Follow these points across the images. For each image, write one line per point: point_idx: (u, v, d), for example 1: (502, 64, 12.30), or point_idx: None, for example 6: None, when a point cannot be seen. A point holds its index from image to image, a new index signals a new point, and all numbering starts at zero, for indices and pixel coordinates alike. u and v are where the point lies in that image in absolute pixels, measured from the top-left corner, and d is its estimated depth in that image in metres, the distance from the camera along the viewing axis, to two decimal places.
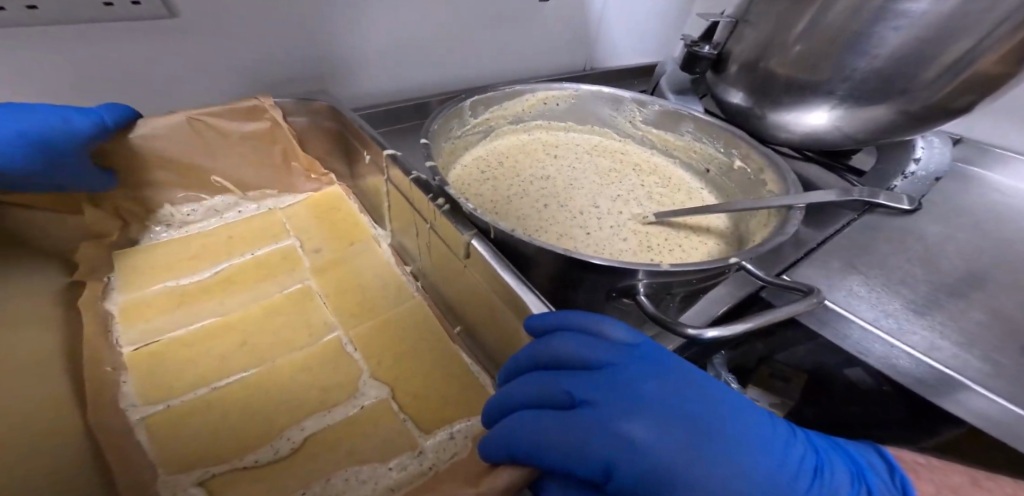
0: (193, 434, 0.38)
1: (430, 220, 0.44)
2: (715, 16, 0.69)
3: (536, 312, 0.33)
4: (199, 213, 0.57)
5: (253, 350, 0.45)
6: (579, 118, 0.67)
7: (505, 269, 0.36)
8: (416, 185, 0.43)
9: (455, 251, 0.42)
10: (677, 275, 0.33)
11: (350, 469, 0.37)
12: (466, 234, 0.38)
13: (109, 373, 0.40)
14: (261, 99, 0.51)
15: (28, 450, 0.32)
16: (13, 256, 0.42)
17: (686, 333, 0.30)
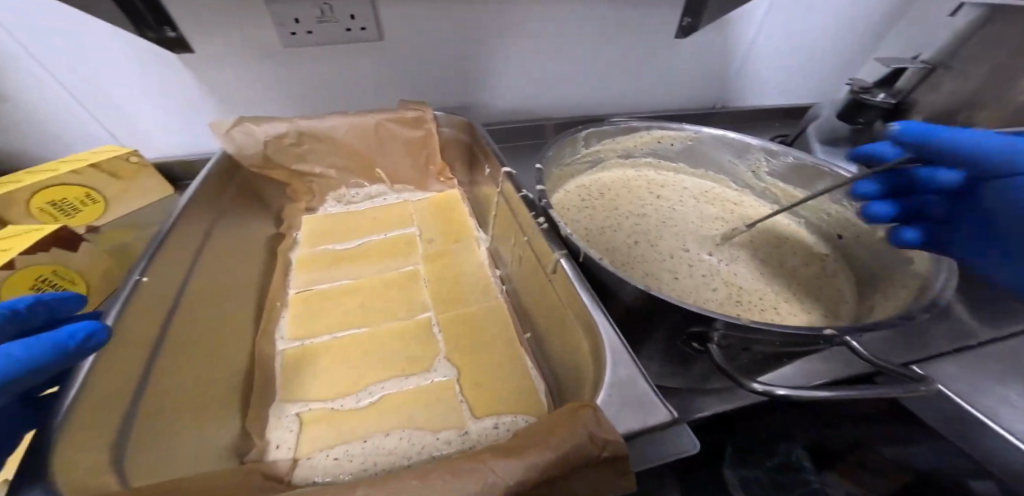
0: (311, 368, 0.51)
1: (528, 233, 0.46)
2: (902, 59, 0.60)
3: (607, 342, 0.33)
4: (360, 196, 0.73)
5: (369, 311, 0.58)
6: (693, 160, 0.65)
7: (584, 289, 0.36)
8: (523, 202, 0.47)
9: (544, 265, 0.43)
10: (760, 334, 0.30)
11: (406, 431, 0.46)
12: (556, 252, 0.39)
13: (277, 306, 0.56)
14: (423, 110, 0.64)
15: (226, 345, 0.47)
16: (249, 209, 0.62)
17: (755, 388, 0.29)
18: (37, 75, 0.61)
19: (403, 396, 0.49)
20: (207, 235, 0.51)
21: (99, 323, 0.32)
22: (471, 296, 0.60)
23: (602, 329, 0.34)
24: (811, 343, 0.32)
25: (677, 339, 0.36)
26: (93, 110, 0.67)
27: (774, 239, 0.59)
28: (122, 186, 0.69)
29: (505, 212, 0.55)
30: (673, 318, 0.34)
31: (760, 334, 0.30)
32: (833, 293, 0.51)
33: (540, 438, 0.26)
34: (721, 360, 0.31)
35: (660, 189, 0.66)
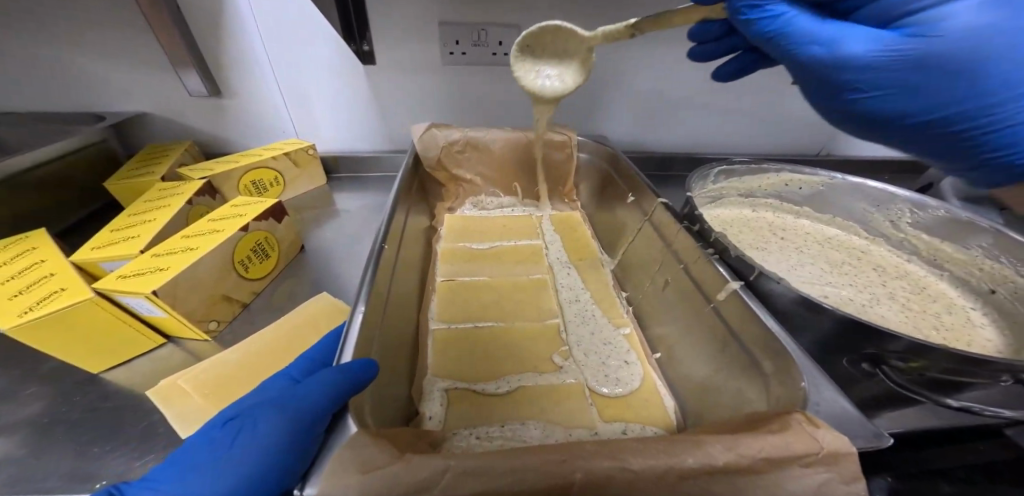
0: (452, 355, 0.56)
1: (688, 261, 0.51)
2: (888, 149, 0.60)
3: (797, 360, 0.34)
4: (495, 204, 0.85)
5: (505, 305, 0.65)
6: (821, 206, 0.68)
7: (769, 317, 0.38)
8: (687, 233, 0.52)
9: (706, 295, 0.47)
10: (939, 360, 0.33)
11: (541, 422, 0.49)
12: (732, 282, 0.42)
13: (427, 293, 0.64)
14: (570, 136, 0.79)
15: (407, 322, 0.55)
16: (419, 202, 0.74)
17: (947, 403, 0.36)
18: (270, 81, 0.80)
19: (539, 386, 0.53)
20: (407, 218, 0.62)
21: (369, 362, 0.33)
22: (591, 316, 0.63)
23: (794, 354, 0.34)
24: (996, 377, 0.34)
25: (845, 360, 0.40)
26: (291, 111, 0.85)
27: (911, 286, 0.58)
28: (297, 173, 0.83)
29: (650, 236, 0.61)
30: (851, 333, 0.37)
31: (945, 360, 0.33)
32: (984, 338, 0.49)
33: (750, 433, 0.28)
34: (902, 384, 0.37)
35: (784, 228, 0.68)
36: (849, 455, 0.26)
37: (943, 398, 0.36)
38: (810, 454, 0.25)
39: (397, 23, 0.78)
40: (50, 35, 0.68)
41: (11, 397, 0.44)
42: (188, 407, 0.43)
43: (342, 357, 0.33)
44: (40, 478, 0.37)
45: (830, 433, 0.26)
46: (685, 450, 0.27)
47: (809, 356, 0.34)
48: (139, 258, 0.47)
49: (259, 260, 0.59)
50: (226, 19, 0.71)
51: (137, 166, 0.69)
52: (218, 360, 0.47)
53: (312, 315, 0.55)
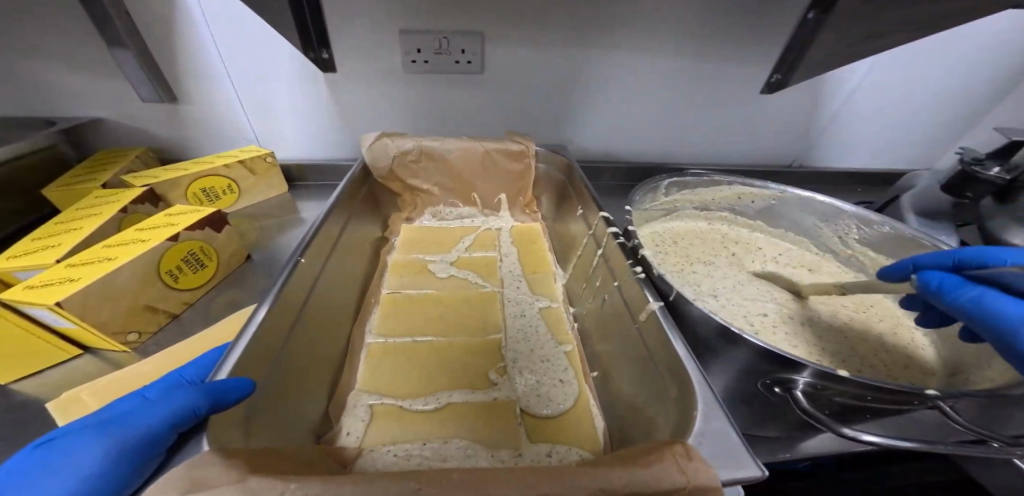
0: (385, 369, 0.55)
1: (620, 278, 0.49)
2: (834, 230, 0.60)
3: (697, 387, 0.32)
4: (453, 214, 0.84)
5: (449, 318, 0.64)
6: (773, 219, 0.66)
7: (679, 340, 0.37)
8: (620, 249, 0.50)
9: (632, 314, 0.45)
10: (845, 386, 0.32)
11: (465, 442, 0.47)
12: (652, 302, 0.41)
13: (368, 305, 0.63)
14: (527, 145, 0.78)
15: (336, 336, 0.53)
16: (369, 213, 0.73)
17: (843, 434, 0.31)
18: (226, 89, 0.79)
19: (470, 403, 0.52)
20: (345, 228, 0.60)
21: (244, 380, 0.31)
22: (534, 331, 0.62)
23: (694, 380, 0.33)
24: (901, 405, 0.33)
25: (758, 383, 0.38)
26: (251, 119, 0.85)
27: (853, 305, 0.57)
28: (253, 181, 0.83)
29: (593, 250, 0.59)
30: (762, 358, 0.36)
31: (850, 385, 0.32)
32: (918, 360, 0.48)
33: (620, 465, 0.26)
34: (807, 409, 0.34)
35: (736, 244, 0.67)
36: (713, 488, 0.24)
37: (841, 428, 0.31)
38: (671, 489, 0.24)
39: (358, 31, 0.78)
40: (2, 41, 0.68)
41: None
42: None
43: (216, 375, 0.32)
44: None
45: (699, 466, 0.25)
46: (550, 480, 0.25)
47: (710, 382, 0.33)
48: (54, 267, 0.47)
49: (192, 270, 0.58)
50: (179, 26, 0.71)
51: (82, 173, 0.68)
52: (131, 373, 0.46)
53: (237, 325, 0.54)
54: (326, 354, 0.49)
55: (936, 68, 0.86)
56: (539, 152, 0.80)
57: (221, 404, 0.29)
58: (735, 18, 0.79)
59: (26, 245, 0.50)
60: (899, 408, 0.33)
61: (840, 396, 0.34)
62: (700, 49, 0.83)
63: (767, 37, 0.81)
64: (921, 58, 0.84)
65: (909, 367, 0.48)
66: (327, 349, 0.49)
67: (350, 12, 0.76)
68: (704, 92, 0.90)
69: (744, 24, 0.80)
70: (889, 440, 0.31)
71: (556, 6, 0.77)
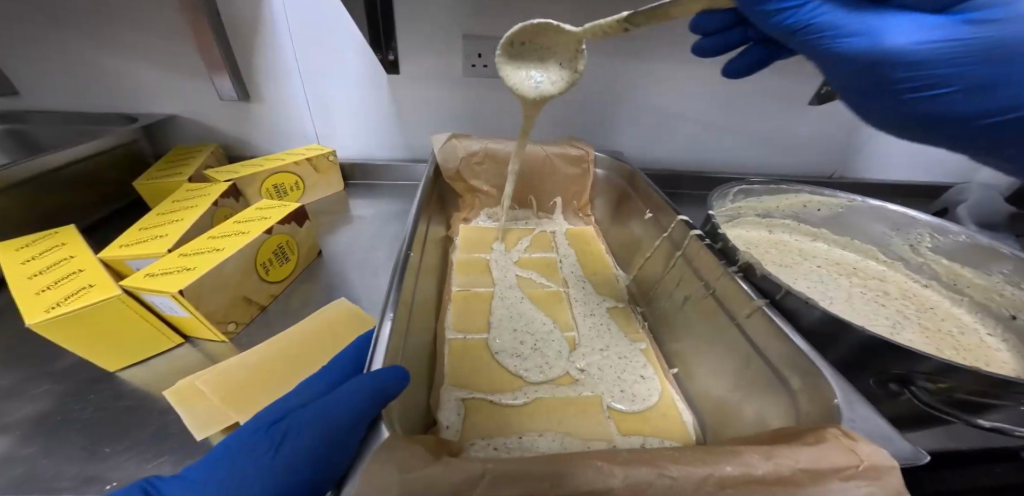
0: (470, 364, 0.56)
1: (710, 279, 0.51)
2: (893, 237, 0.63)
3: (831, 379, 0.33)
4: (509, 216, 0.86)
5: (520, 315, 0.65)
6: (838, 227, 0.68)
7: (796, 335, 0.38)
8: (708, 251, 0.52)
9: (728, 312, 0.47)
10: (971, 382, 0.34)
11: (558, 435, 0.48)
12: (757, 300, 0.43)
13: (443, 302, 0.64)
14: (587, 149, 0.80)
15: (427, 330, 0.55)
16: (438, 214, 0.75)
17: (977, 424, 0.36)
18: (296, 90, 0.82)
19: (555, 398, 0.53)
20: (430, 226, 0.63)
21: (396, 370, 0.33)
22: (606, 330, 0.63)
23: (824, 371, 0.34)
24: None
25: (872, 380, 0.40)
26: (314, 118, 0.87)
27: (928, 310, 0.58)
28: (316, 178, 0.85)
29: (668, 252, 0.61)
30: (879, 354, 0.38)
31: (976, 381, 0.33)
32: (1007, 362, 0.49)
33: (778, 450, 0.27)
34: None
35: (801, 251, 0.68)
36: (890, 468, 0.25)
37: None
38: (848, 468, 0.25)
39: (424, 34, 0.81)
40: (91, 37, 0.70)
41: (32, 391, 0.45)
42: (207, 409, 0.43)
43: (373, 363, 0.34)
44: (51, 478, 0.36)
45: (870, 446, 0.26)
46: (717, 461, 0.27)
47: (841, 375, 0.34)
48: (166, 257, 0.48)
49: (280, 264, 0.60)
50: (260, 29, 0.74)
51: (163, 167, 0.70)
52: (237, 362, 0.47)
53: (329, 319, 0.55)
54: (424, 347, 0.50)
55: None
56: (597, 156, 0.82)
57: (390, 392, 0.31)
58: None
59: (133, 234, 0.52)
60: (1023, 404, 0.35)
61: (965, 393, 0.35)
62: None
63: None
64: None
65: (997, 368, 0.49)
66: (424, 342, 0.51)
67: (419, 17, 0.79)
68: (751, 102, 0.92)
69: None
70: None
71: (615, 15, 0.80)
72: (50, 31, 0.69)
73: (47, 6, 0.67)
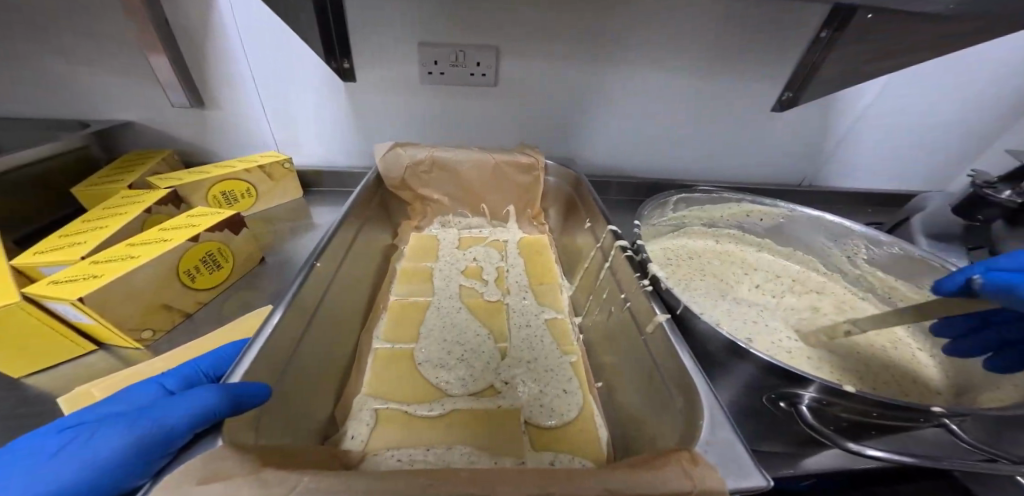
0: (391, 373, 0.55)
1: (628, 291, 0.49)
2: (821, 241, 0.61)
3: (704, 401, 0.32)
4: (462, 223, 0.86)
5: (455, 325, 0.64)
6: (780, 238, 0.66)
7: (686, 352, 0.37)
8: (629, 262, 0.51)
9: (639, 326, 0.45)
10: (850, 404, 0.33)
11: (467, 449, 0.47)
12: (659, 315, 0.41)
13: (376, 310, 0.64)
14: (536, 157, 0.79)
15: (346, 339, 0.54)
16: (381, 221, 0.74)
17: (849, 448, 0.32)
18: (251, 97, 0.83)
19: (472, 411, 0.52)
20: (358, 234, 0.62)
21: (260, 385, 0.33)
22: (539, 342, 0.62)
23: (699, 391, 0.33)
24: (907, 422, 0.33)
25: (764, 398, 0.38)
26: (271, 125, 0.88)
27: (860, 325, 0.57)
28: (270, 185, 0.86)
29: (600, 263, 0.60)
30: (770, 374, 0.36)
31: (856, 402, 0.32)
32: (929, 380, 0.48)
33: (620, 475, 0.26)
34: (813, 425, 0.35)
35: (744, 262, 0.67)
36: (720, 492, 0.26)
37: (849, 445, 0.32)
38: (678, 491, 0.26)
39: (378, 42, 0.81)
40: (46, 46, 0.72)
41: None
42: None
43: (231, 376, 0.33)
44: None
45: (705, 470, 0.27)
46: (559, 484, 0.26)
47: (718, 396, 0.33)
48: (78, 264, 0.48)
49: (210, 271, 0.60)
50: (212, 39, 0.75)
51: (108, 174, 0.70)
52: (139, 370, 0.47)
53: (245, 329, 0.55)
54: (336, 357, 0.50)
55: (945, 90, 0.87)
56: (547, 165, 0.81)
57: (240, 408, 0.31)
58: (744, 39, 0.81)
59: (53, 240, 0.52)
60: (906, 425, 0.34)
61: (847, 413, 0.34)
62: (709, 66, 0.85)
63: (777, 54, 0.83)
64: (929, 79, 0.85)
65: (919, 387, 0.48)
66: (337, 352, 0.50)
67: (371, 25, 0.79)
68: (713, 109, 0.91)
69: (753, 42, 0.82)
70: (894, 456, 0.32)
71: (570, 22, 0.80)
72: (3, 40, 0.71)
73: (1, 15, 0.68)
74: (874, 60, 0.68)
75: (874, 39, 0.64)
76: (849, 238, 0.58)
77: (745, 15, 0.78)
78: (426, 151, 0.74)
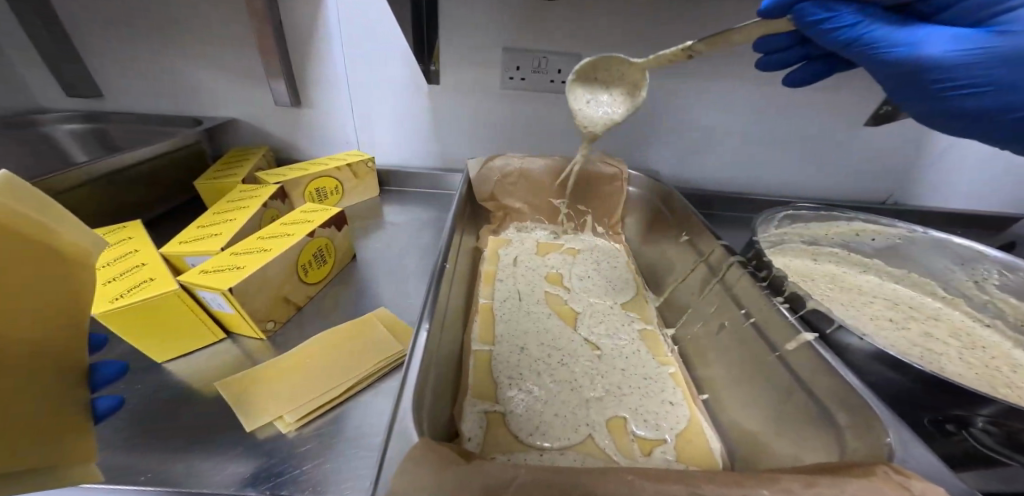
0: (492, 374, 0.56)
1: (750, 307, 0.49)
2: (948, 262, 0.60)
3: (886, 425, 0.31)
4: (536, 228, 0.86)
5: (546, 330, 0.64)
6: (890, 260, 0.65)
7: (848, 372, 0.36)
8: (750, 277, 0.50)
9: (769, 343, 0.44)
10: None
11: (581, 455, 0.48)
12: (803, 334, 0.41)
13: (471, 311, 0.65)
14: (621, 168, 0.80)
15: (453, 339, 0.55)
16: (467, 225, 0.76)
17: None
18: (343, 97, 0.87)
19: (576, 416, 0.52)
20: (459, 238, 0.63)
21: None
22: (634, 351, 0.62)
23: (875, 412, 0.32)
24: None
25: (925, 419, 0.38)
26: (358, 126, 0.91)
27: (983, 351, 0.54)
28: (354, 184, 0.89)
29: (704, 277, 0.59)
30: (936, 395, 0.36)
31: None
32: None
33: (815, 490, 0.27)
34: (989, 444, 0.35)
35: (849, 283, 0.65)
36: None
37: None
38: None
39: (467, 47, 0.83)
40: (168, 48, 0.77)
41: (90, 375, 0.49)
42: (78, 439, 0.34)
43: (408, 371, 0.36)
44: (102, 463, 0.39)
45: (923, 483, 0.26)
46: (756, 483, 0.27)
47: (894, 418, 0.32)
48: (218, 254, 0.51)
49: (318, 265, 0.63)
50: (318, 42, 0.79)
51: (219, 169, 0.75)
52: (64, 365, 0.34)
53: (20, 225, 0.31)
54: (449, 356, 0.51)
55: None
56: (629, 175, 0.81)
57: None
58: None
59: (190, 231, 0.56)
60: None
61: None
62: None
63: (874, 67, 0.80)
64: None
65: None
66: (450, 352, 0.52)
67: (463, 31, 0.81)
68: (798, 123, 0.89)
69: None
70: None
71: (657, 31, 0.80)
72: (132, 43, 0.77)
73: (134, 18, 0.74)
74: None
75: None
76: (981, 261, 0.57)
77: None
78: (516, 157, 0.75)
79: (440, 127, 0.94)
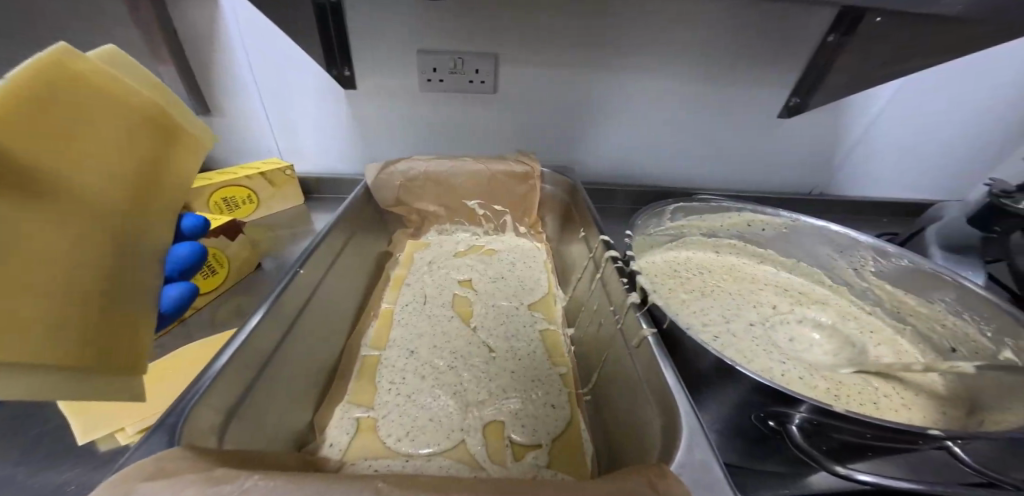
0: (373, 380, 0.55)
1: (616, 304, 0.48)
2: (831, 250, 0.62)
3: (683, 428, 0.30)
4: (456, 229, 0.85)
5: (442, 334, 0.63)
6: (783, 249, 0.66)
7: (669, 371, 0.35)
8: (618, 273, 0.50)
9: (625, 339, 0.44)
10: (847, 425, 0.31)
11: (446, 462, 0.46)
12: (645, 329, 0.40)
13: (366, 317, 0.64)
14: (531, 166, 0.78)
15: (329, 347, 0.54)
16: (374, 230, 0.74)
17: (837, 472, 0.30)
18: (256, 104, 0.85)
19: (452, 423, 0.50)
20: (349, 243, 0.62)
21: None
22: (530, 351, 0.61)
23: (681, 410, 0.32)
24: (903, 442, 0.31)
25: (752, 416, 0.36)
26: (275, 133, 0.90)
27: (857, 339, 0.58)
28: (271, 192, 0.87)
29: (592, 273, 0.58)
30: (758, 393, 0.34)
31: (850, 424, 0.30)
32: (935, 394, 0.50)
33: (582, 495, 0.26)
34: (801, 446, 0.33)
35: (745, 274, 0.66)
36: None
37: (835, 466, 0.31)
38: None
39: (379, 50, 0.82)
40: None
41: None
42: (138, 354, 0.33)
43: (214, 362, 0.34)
44: None
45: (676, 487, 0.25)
46: None
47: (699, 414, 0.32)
48: None
49: (203, 276, 0.61)
50: (221, 48, 0.78)
51: None
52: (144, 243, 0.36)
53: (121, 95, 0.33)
54: (316, 365, 0.50)
55: (963, 97, 0.85)
56: (544, 173, 0.79)
57: None
58: (749, 43, 0.79)
59: None
60: (904, 446, 0.32)
61: (837, 430, 0.32)
62: (713, 75, 0.83)
63: (785, 59, 0.80)
64: (945, 85, 0.83)
65: (922, 416, 0.46)
66: (318, 360, 0.50)
67: (372, 34, 0.80)
68: (718, 116, 0.89)
69: (759, 47, 0.79)
70: (885, 480, 0.30)
71: (568, 29, 0.80)
72: None
73: None
74: (888, 64, 0.65)
75: (889, 41, 0.62)
76: (858, 249, 0.59)
77: (751, 17, 0.76)
78: (422, 159, 0.74)
79: (362, 132, 0.92)
